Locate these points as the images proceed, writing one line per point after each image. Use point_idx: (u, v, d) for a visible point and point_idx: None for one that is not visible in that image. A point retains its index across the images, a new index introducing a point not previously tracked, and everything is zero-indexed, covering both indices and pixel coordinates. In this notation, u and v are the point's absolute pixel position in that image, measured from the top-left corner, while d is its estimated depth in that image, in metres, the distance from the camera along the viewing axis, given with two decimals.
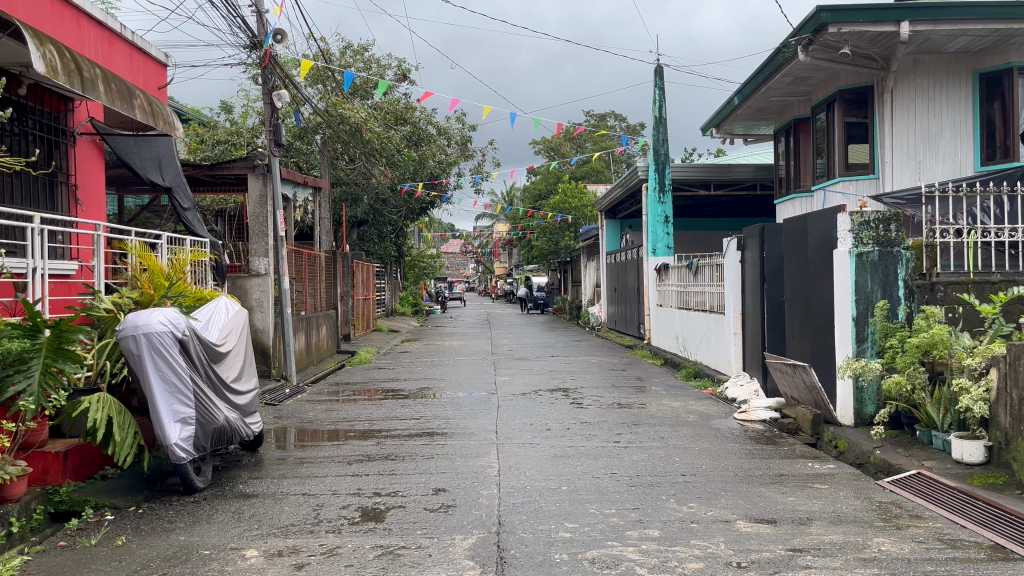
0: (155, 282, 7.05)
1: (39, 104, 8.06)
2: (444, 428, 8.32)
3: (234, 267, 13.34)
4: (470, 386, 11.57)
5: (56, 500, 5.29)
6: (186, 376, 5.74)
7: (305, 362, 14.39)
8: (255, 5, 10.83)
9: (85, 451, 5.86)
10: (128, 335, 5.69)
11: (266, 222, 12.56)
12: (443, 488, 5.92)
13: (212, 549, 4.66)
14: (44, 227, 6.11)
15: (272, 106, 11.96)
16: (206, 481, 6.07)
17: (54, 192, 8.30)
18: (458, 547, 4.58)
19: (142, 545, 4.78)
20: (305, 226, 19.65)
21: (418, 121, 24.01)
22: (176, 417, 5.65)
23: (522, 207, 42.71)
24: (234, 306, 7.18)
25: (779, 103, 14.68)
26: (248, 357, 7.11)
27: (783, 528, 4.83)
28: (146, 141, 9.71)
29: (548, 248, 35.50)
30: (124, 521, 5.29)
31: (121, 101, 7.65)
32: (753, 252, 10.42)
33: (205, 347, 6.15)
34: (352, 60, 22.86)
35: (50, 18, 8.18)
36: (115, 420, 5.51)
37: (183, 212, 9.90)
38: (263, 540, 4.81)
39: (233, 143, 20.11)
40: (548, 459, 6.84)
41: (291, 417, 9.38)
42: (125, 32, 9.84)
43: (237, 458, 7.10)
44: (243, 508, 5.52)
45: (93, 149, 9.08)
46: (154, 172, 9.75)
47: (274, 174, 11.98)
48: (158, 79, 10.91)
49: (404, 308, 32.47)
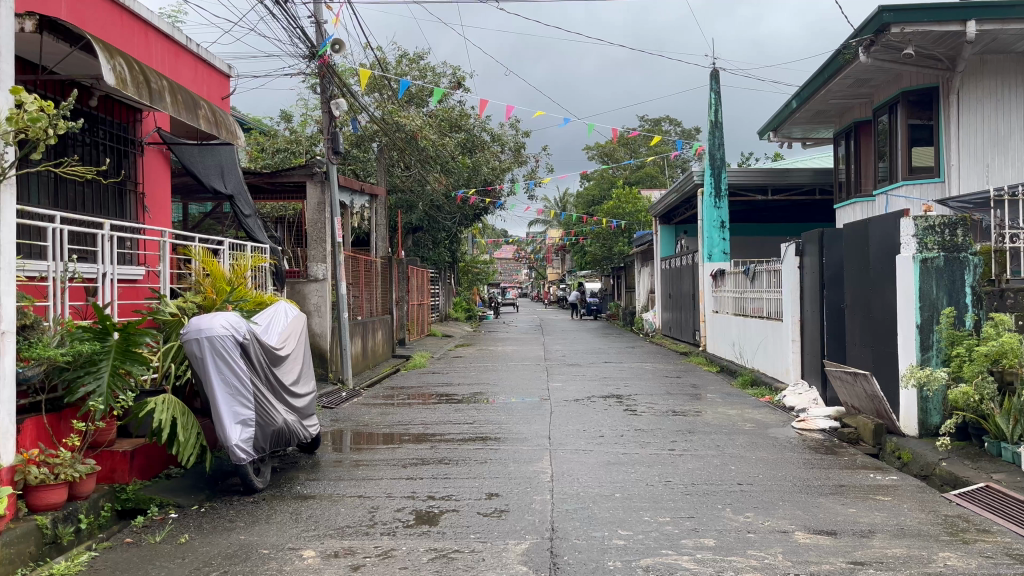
0: (217, 286, 7.22)
1: (109, 116, 8.39)
2: (497, 433, 8.36)
3: (293, 272, 13.64)
4: (523, 391, 11.58)
5: (123, 498, 5.48)
6: (246, 379, 5.90)
7: (361, 366, 14.60)
8: (314, 15, 11.06)
9: (151, 451, 6.05)
10: (191, 338, 5.84)
11: (325, 228, 12.77)
12: (496, 492, 5.94)
13: (271, 549, 4.76)
14: (113, 233, 6.29)
15: (330, 114, 12.17)
16: (265, 482, 6.21)
17: (122, 201, 8.62)
18: (511, 552, 4.59)
19: (205, 543, 4.92)
20: (362, 231, 19.94)
21: (472, 128, 24.16)
22: (236, 419, 5.81)
23: (576, 212, 42.67)
24: (293, 310, 7.33)
25: (839, 106, 14.37)
26: (307, 359, 7.26)
27: (843, 540, 4.72)
28: (210, 149, 9.73)
29: (601, 253, 35.27)
30: (187, 519, 5.46)
31: (186, 112, 7.87)
32: (812, 257, 10.19)
33: (266, 350, 6.31)
34: (408, 68, 23.16)
35: (119, 31, 8.49)
36: (178, 421, 5.68)
37: (244, 219, 9.94)
38: (320, 540, 4.90)
39: (293, 151, 20.50)
40: (603, 466, 6.80)
41: (347, 420, 9.54)
42: (191, 44, 10.16)
43: (294, 461, 7.24)
44: (301, 509, 5.63)
45: (160, 159, 9.42)
46: (216, 179, 9.74)
47: (332, 181, 12.18)
48: (221, 89, 11.21)
49: (457, 313, 32.76)
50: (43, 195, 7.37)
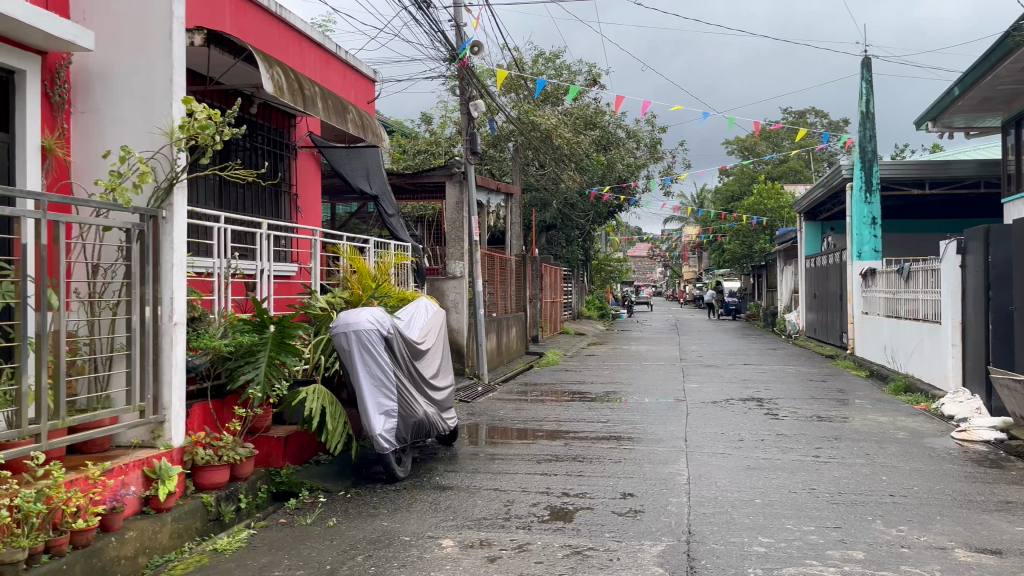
0: (363, 282, 7.53)
1: (267, 122, 8.94)
2: (632, 433, 8.28)
3: (432, 269, 14.06)
4: (658, 392, 11.41)
5: (277, 480, 5.87)
6: (390, 372, 6.14)
7: (496, 362, 14.86)
8: (454, 19, 11.34)
9: (303, 437, 6.44)
10: (340, 332, 6.14)
11: (463, 226, 13.07)
12: (631, 492, 5.90)
13: (412, 536, 4.94)
14: (270, 232, 6.71)
15: (469, 116, 12.45)
16: (406, 471, 6.45)
17: (278, 202, 9.19)
18: (646, 552, 4.55)
19: (351, 527, 5.18)
20: (498, 229, 20.27)
21: (607, 125, 24.02)
22: (380, 410, 6.05)
23: (714, 209, 41.57)
24: (433, 306, 7.55)
25: (1008, 92, 13.25)
26: (446, 354, 7.46)
27: (1010, 561, 4.37)
28: (356, 152, 10.16)
29: (741, 251, 34.18)
30: (335, 503, 5.77)
31: (335, 116, 8.26)
32: (976, 256, 9.47)
33: (408, 345, 6.54)
34: (544, 67, 23.31)
35: (276, 42, 9.04)
36: (327, 410, 5.99)
37: (387, 218, 10.42)
38: (458, 531, 5.04)
39: (432, 152, 21.08)
40: (742, 470, 6.60)
41: (483, 414, 9.74)
42: (341, 52, 10.67)
43: (433, 452, 7.47)
44: (440, 499, 5.81)
45: (312, 161, 9.96)
46: (361, 181, 10.18)
47: (470, 180, 12.45)
48: (367, 94, 11.70)
49: (591, 312, 32.69)
50: (209, 197, 7.95)
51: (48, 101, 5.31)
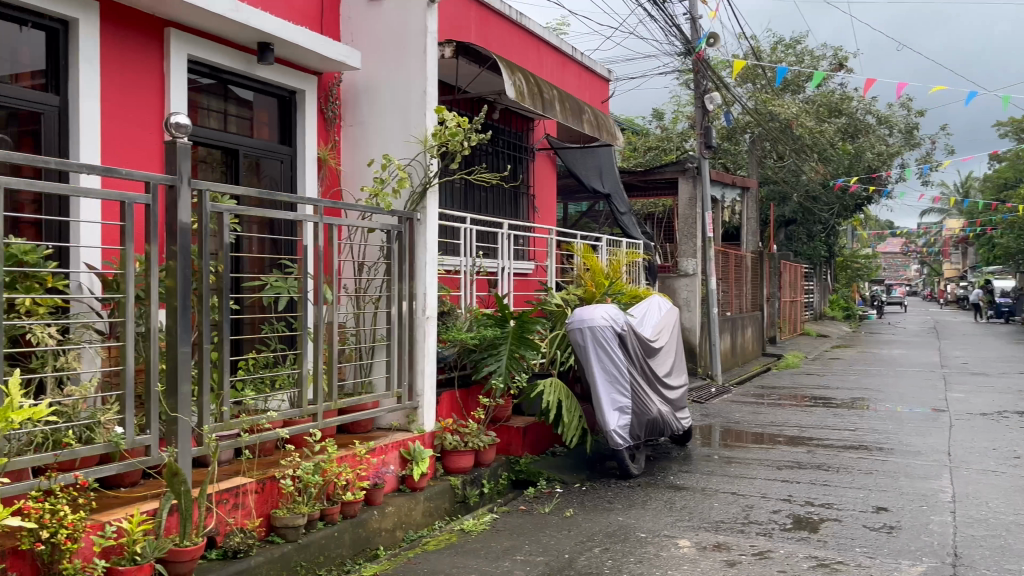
0: (596, 280, 7.65)
1: (508, 126, 9.34)
2: (884, 443, 7.66)
3: (664, 267, 13.93)
4: (915, 400, 10.45)
5: (517, 469, 6.14)
6: (624, 368, 6.19)
7: (730, 362, 14.40)
8: (690, 12, 11.14)
9: (540, 429, 6.68)
10: (575, 328, 6.30)
11: (697, 223, 12.80)
12: (885, 507, 5.47)
13: (648, 533, 4.95)
14: (510, 231, 7.02)
15: (704, 109, 12.17)
16: (640, 468, 6.46)
17: (517, 202, 9.58)
18: (904, 572, 4.21)
19: (588, 519, 5.28)
20: (733, 226, 19.61)
21: (855, 111, 22.35)
22: (614, 405, 6.11)
23: (982, 199, 37.22)
24: (667, 303, 7.48)
25: None
26: (680, 353, 7.36)
27: None
28: (591, 151, 10.29)
29: (1015, 246, 30.30)
30: (571, 495, 5.92)
31: (572, 118, 8.39)
32: None
33: (642, 342, 6.55)
34: (784, 54, 22.17)
35: (516, 49, 9.42)
36: (563, 403, 6.17)
37: (619, 216, 10.50)
38: (695, 532, 4.96)
39: (663, 149, 20.79)
40: (1019, 492, 5.87)
41: (717, 415, 9.49)
42: (577, 54, 10.89)
43: (667, 451, 7.41)
44: (675, 498, 5.75)
45: (548, 162, 10.26)
46: (595, 179, 10.35)
47: (704, 175, 12.16)
48: (602, 93, 11.83)
49: (834, 312, 30.61)
50: (456, 201, 8.43)
51: (323, 116, 6.02)
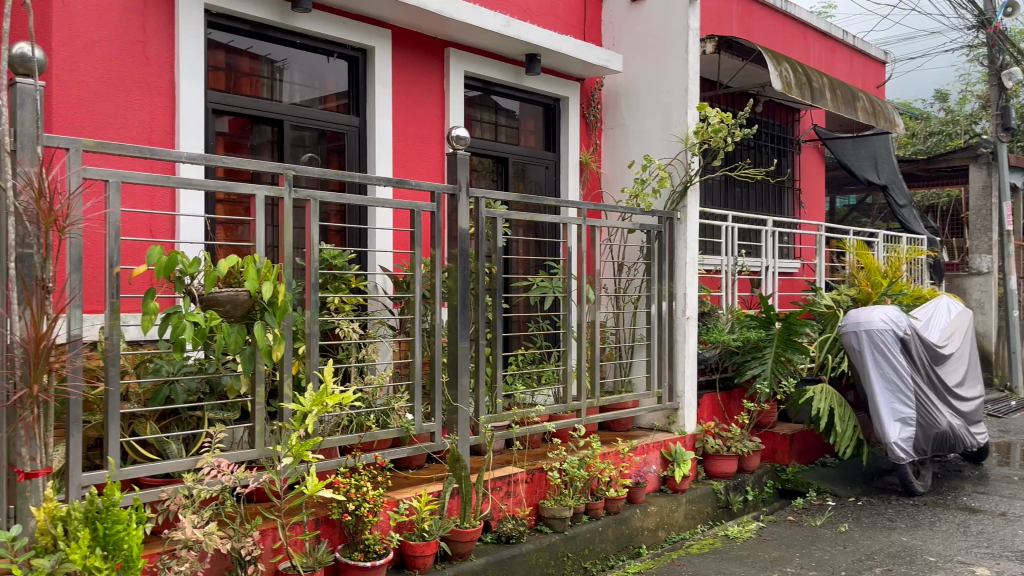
0: (872, 279, 6.99)
1: (772, 119, 8.95)
2: None
3: (951, 265, 12.53)
4: None
5: (783, 478, 5.86)
6: (907, 376, 5.66)
7: None
8: None
9: (809, 437, 6.32)
10: (850, 331, 5.87)
11: (992, 215, 11.33)
12: None
13: (938, 557, 4.51)
14: (776, 229, 6.73)
15: (1001, 87, 10.77)
16: (926, 486, 5.88)
17: (781, 198, 9.14)
18: None
19: (865, 537, 4.92)
20: None
21: None
22: (895, 416, 5.61)
23: None
24: (958, 305, 6.72)
25: None
26: (975, 361, 6.57)
27: None
28: (864, 140, 9.48)
29: None
30: (846, 509, 5.54)
31: (845, 106, 7.80)
32: None
33: (928, 348, 5.95)
34: None
35: (781, 38, 9.00)
36: (835, 411, 5.78)
37: (898, 210, 9.63)
38: (997, 561, 4.43)
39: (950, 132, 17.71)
40: None
41: (1020, 433, 8.36)
42: (848, 37, 10.15)
43: (958, 469, 6.66)
44: (970, 522, 5.17)
45: (816, 155, 9.67)
46: (870, 171, 9.51)
47: (1002, 161, 10.76)
48: (877, 77, 10.91)
49: None
50: (717, 198, 8.25)
51: (585, 121, 6.20)
